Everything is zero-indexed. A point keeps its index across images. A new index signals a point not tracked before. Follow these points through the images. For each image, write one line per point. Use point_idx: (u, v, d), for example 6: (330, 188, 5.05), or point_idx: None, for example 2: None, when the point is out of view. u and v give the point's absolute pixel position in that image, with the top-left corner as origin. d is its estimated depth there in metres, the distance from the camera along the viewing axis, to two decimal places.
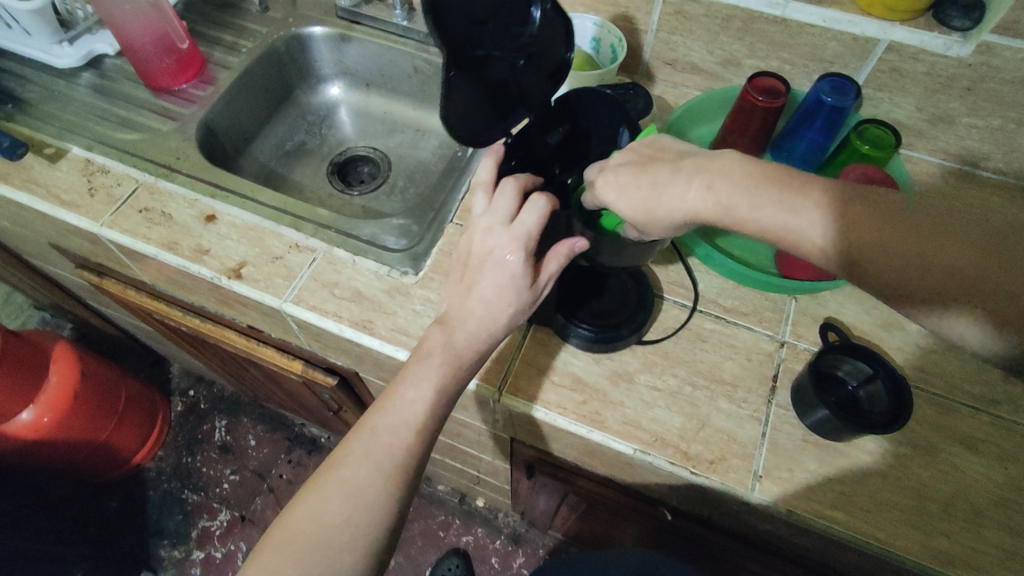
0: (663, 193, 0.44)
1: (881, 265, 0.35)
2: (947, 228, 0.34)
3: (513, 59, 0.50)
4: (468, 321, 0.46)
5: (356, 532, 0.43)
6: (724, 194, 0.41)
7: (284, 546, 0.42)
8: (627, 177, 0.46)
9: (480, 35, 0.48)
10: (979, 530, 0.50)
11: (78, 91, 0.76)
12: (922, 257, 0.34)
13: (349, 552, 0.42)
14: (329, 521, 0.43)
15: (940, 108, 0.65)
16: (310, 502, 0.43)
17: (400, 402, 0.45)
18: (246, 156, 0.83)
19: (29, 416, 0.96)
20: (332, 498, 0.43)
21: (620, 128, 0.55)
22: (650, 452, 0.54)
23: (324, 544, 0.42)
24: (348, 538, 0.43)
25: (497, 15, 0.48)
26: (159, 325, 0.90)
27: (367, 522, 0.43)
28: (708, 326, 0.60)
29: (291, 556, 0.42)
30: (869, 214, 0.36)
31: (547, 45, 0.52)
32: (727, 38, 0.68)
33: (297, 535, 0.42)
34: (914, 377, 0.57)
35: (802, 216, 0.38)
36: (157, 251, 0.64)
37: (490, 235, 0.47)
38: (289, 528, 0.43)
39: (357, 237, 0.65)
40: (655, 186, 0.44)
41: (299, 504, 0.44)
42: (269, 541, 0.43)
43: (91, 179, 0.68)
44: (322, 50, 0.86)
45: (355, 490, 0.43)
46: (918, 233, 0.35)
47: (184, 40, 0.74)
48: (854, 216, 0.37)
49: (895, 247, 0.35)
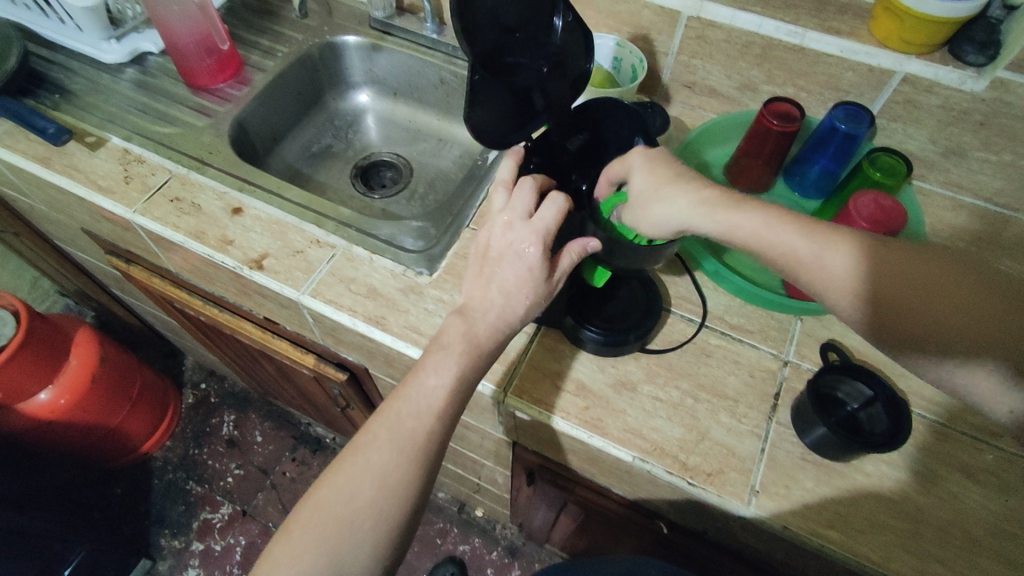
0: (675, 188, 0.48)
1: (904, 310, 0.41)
2: (962, 279, 0.40)
3: (538, 67, 0.54)
4: (489, 311, 0.47)
5: (378, 515, 0.43)
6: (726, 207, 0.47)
7: (306, 530, 0.42)
8: (648, 161, 0.50)
9: (511, 43, 0.51)
10: (976, 560, 0.50)
11: (122, 85, 0.80)
12: (939, 306, 0.40)
13: (370, 534, 0.43)
14: (352, 503, 0.43)
15: (953, 141, 0.66)
16: (332, 486, 0.43)
17: (422, 388, 0.46)
18: (274, 155, 0.86)
19: (47, 396, 0.99)
20: (355, 481, 0.43)
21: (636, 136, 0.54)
22: (649, 461, 0.54)
23: (347, 526, 0.42)
24: (371, 521, 0.43)
25: (526, 24, 0.52)
26: (179, 314, 0.93)
27: (389, 505, 0.43)
28: (714, 342, 0.61)
29: (313, 539, 0.42)
30: (896, 275, 0.41)
31: (569, 53, 0.54)
32: (745, 63, 0.70)
33: (320, 516, 0.42)
34: (917, 404, 0.57)
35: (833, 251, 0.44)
36: (185, 238, 0.67)
37: (510, 229, 0.49)
38: (311, 511, 0.43)
39: (375, 236, 0.67)
40: (670, 179, 0.49)
41: (320, 487, 0.44)
42: (291, 524, 0.43)
43: (127, 168, 0.71)
44: (354, 58, 0.90)
45: (378, 474, 0.43)
46: (936, 282, 0.40)
47: (225, 41, 0.78)
48: (883, 272, 0.42)
49: (916, 292, 0.41)
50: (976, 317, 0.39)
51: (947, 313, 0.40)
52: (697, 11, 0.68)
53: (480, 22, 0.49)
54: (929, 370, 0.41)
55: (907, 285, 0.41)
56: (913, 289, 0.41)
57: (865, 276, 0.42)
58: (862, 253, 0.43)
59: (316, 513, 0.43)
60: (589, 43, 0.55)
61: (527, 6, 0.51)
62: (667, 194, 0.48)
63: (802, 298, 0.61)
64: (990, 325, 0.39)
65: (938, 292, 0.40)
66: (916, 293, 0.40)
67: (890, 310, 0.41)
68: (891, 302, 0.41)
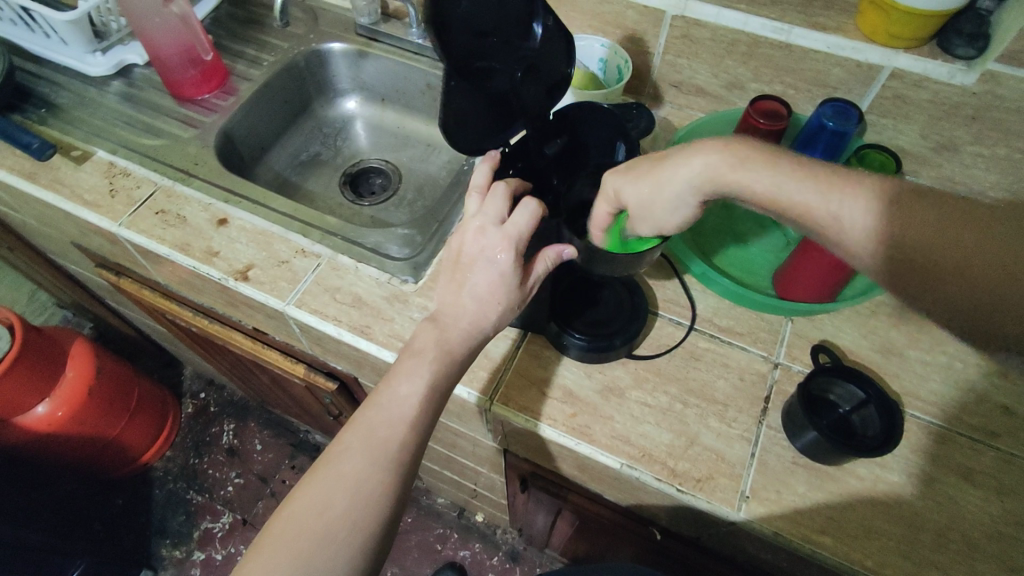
0: (654, 183, 0.44)
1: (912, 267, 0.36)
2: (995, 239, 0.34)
3: (512, 71, 0.52)
4: (461, 318, 0.47)
5: (353, 526, 0.42)
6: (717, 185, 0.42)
7: (279, 544, 0.41)
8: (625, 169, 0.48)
9: (486, 48, 0.50)
10: (972, 564, 0.49)
11: (108, 98, 0.79)
12: (954, 276, 0.35)
13: (346, 546, 0.42)
14: (325, 516, 0.42)
15: (945, 136, 0.65)
16: (306, 499, 0.43)
17: (394, 396, 0.45)
18: (261, 164, 0.86)
19: (44, 410, 0.99)
20: (329, 491, 0.43)
21: (615, 140, 0.55)
22: (637, 467, 0.53)
23: (321, 539, 0.41)
24: (346, 532, 0.42)
25: (501, 29, 0.50)
26: (172, 325, 0.93)
27: (363, 516, 0.43)
28: (703, 345, 0.60)
29: (286, 553, 0.41)
30: (909, 243, 0.36)
31: (546, 59, 0.54)
32: (732, 62, 0.69)
33: (292, 531, 0.42)
34: (911, 404, 0.56)
35: (852, 196, 0.37)
36: (170, 251, 0.66)
37: (483, 234, 0.48)
38: (284, 524, 0.42)
39: (361, 244, 0.66)
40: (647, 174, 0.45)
41: (293, 502, 0.43)
42: (264, 540, 0.42)
43: (113, 181, 0.71)
44: (341, 65, 0.89)
45: (350, 484, 0.43)
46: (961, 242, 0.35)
47: (209, 52, 0.78)
48: (895, 242, 0.36)
49: (930, 249, 0.35)
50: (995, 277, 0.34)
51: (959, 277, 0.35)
52: (681, 10, 0.67)
53: (453, 26, 0.48)
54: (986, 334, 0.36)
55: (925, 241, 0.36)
56: (927, 260, 0.35)
57: (883, 229, 0.37)
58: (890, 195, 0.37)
59: (289, 527, 0.42)
60: (570, 48, 0.55)
61: (500, 8, 0.50)
62: (650, 190, 0.44)
63: (794, 297, 0.61)
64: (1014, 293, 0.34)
65: (961, 252, 0.35)
66: (927, 265, 0.35)
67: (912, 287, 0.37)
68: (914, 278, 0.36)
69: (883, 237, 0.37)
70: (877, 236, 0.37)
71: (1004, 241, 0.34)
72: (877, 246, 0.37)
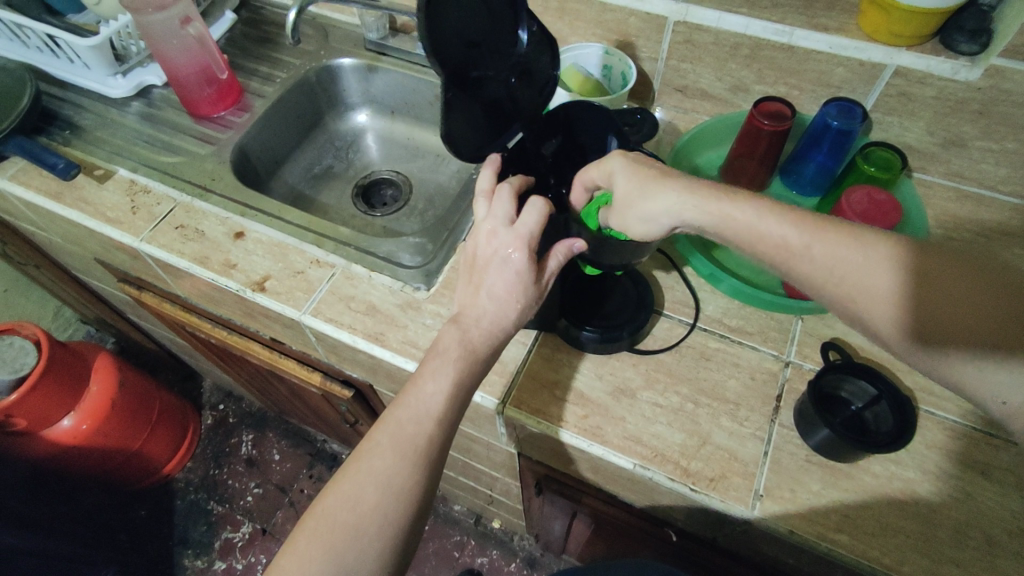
0: (657, 191, 0.46)
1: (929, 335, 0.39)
2: (1005, 278, 0.38)
3: (506, 78, 0.55)
4: (480, 317, 0.47)
5: (382, 521, 0.43)
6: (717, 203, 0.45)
7: (313, 540, 0.42)
8: (632, 163, 0.48)
9: (477, 57, 0.52)
10: (991, 560, 0.49)
11: (128, 119, 0.82)
12: (958, 298, 0.38)
13: (376, 540, 0.43)
14: (357, 510, 0.43)
15: (952, 132, 0.65)
16: (337, 494, 0.44)
17: (420, 395, 0.46)
18: (276, 178, 0.88)
19: (69, 423, 1.02)
20: (359, 488, 0.43)
21: (608, 136, 0.56)
22: (650, 467, 0.54)
23: (352, 532, 0.42)
24: (377, 527, 0.43)
25: (489, 38, 0.52)
26: (192, 337, 0.95)
27: (392, 510, 0.43)
28: (712, 345, 0.61)
29: (320, 547, 0.42)
30: (937, 271, 0.39)
31: (536, 64, 0.56)
32: (735, 65, 0.70)
33: (326, 523, 0.43)
34: (925, 401, 0.56)
35: (868, 261, 0.41)
36: (189, 264, 0.68)
37: (495, 236, 0.49)
38: (317, 520, 0.43)
39: (374, 254, 0.68)
40: (657, 178, 0.47)
41: (325, 498, 0.44)
42: (298, 536, 0.43)
43: (134, 198, 0.74)
44: (350, 81, 0.92)
45: (381, 479, 0.44)
46: (975, 307, 0.38)
47: (224, 71, 0.80)
48: (926, 271, 0.39)
49: (952, 307, 0.38)
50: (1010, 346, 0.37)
51: (977, 310, 0.38)
52: (683, 15, 0.68)
53: (445, 36, 0.49)
54: (957, 369, 0.39)
55: (942, 311, 0.38)
56: (943, 288, 0.39)
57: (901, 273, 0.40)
58: (905, 263, 0.40)
59: (322, 523, 0.43)
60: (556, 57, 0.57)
61: (487, 19, 0.52)
62: (654, 195, 0.46)
63: (801, 296, 0.61)
64: (1001, 318, 0.37)
65: (982, 320, 0.37)
66: (942, 291, 0.38)
67: (923, 310, 0.39)
68: (932, 303, 0.39)
69: (902, 307, 0.40)
70: (898, 303, 0.40)
71: (1013, 304, 0.37)
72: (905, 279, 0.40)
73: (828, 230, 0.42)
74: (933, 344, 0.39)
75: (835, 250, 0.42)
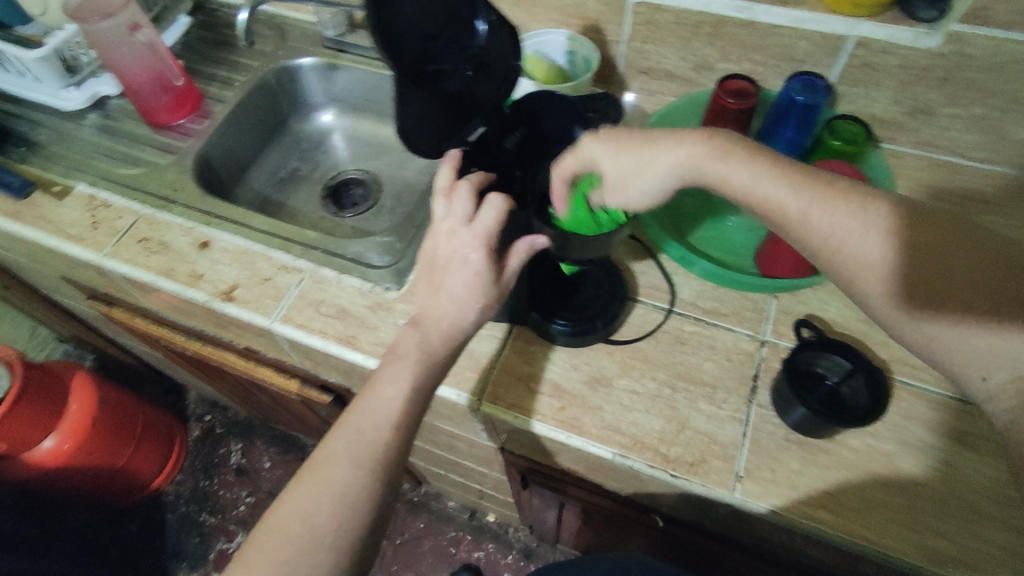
0: (653, 157, 0.48)
1: (921, 298, 0.40)
2: (999, 254, 0.39)
3: (462, 71, 0.53)
4: (441, 319, 0.47)
5: (338, 531, 0.42)
6: (710, 160, 0.46)
7: (264, 553, 0.41)
8: (621, 138, 0.49)
9: (434, 51, 0.52)
10: (972, 527, 0.49)
11: (85, 132, 0.80)
12: (948, 269, 0.39)
13: (330, 553, 0.41)
14: (313, 519, 0.42)
15: (919, 100, 0.65)
16: (291, 504, 0.42)
17: (379, 399, 0.45)
18: (242, 185, 0.86)
19: (51, 443, 1.00)
20: (314, 496, 0.42)
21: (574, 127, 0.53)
22: (630, 456, 0.54)
23: (305, 544, 0.41)
24: (332, 539, 0.42)
25: (446, 30, 0.52)
26: (168, 350, 0.93)
27: (348, 520, 0.42)
28: (687, 328, 0.60)
29: (272, 560, 0.40)
30: (929, 243, 0.40)
31: (498, 55, 0.54)
32: (698, 44, 0.69)
33: (280, 535, 0.41)
34: (901, 371, 0.56)
35: (856, 221, 0.42)
36: (155, 277, 0.67)
37: (454, 236, 0.48)
38: (270, 533, 0.42)
39: (342, 255, 0.67)
40: (650, 146, 0.48)
41: (278, 509, 0.42)
42: (248, 552, 0.41)
43: (94, 214, 0.72)
44: (312, 80, 0.90)
45: (338, 487, 0.43)
46: (972, 274, 0.39)
47: (179, 77, 0.78)
48: (915, 239, 0.41)
49: (941, 280, 0.39)
50: (1001, 315, 0.37)
51: (966, 278, 0.39)
52: None
53: (397, 32, 0.49)
54: (941, 338, 0.39)
55: (935, 273, 0.40)
56: (934, 259, 0.40)
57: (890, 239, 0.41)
58: (891, 228, 0.41)
59: (273, 536, 0.41)
60: (517, 44, 0.55)
61: (445, 10, 0.51)
62: (648, 164, 0.48)
63: (773, 274, 0.61)
64: (994, 289, 0.38)
65: (975, 285, 0.38)
66: (931, 260, 0.40)
67: (913, 277, 0.40)
68: (922, 274, 0.40)
69: (891, 265, 0.41)
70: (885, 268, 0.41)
71: (1007, 279, 0.38)
72: (894, 243, 0.41)
73: (820, 191, 0.44)
74: (921, 305, 0.40)
75: (826, 202, 0.43)
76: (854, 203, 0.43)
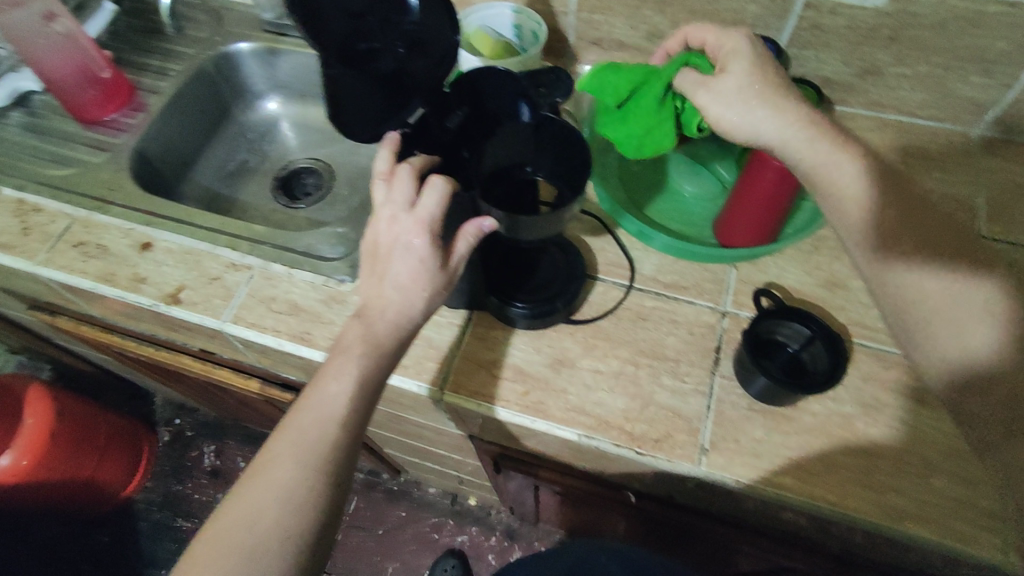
0: (740, 101, 0.50)
1: (888, 249, 0.45)
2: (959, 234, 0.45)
3: (394, 48, 0.53)
4: (386, 309, 0.45)
5: (285, 534, 0.41)
6: (773, 121, 0.49)
7: (207, 563, 0.39)
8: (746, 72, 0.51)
9: (364, 30, 0.52)
10: (929, 483, 0.50)
11: (9, 132, 0.75)
12: (916, 232, 0.44)
13: (278, 557, 0.40)
14: (256, 524, 0.40)
15: (868, 60, 0.64)
16: (234, 510, 0.41)
17: (323, 397, 0.44)
18: (186, 180, 0.83)
19: (7, 460, 0.97)
20: (257, 502, 0.41)
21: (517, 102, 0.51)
22: (595, 436, 0.53)
23: (250, 550, 0.40)
24: (279, 543, 0.40)
25: (375, 8, 0.53)
26: (122, 357, 0.90)
27: (294, 523, 0.41)
28: (648, 304, 0.60)
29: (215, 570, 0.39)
30: (898, 206, 0.45)
31: (432, 32, 0.54)
32: (647, 11, 0.68)
33: (223, 542, 0.40)
34: (858, 334, 0.57)
35: (847, 174, 0.47)
36: (94, 283, 0.64)
37: (395, 222, 0.46)
38: (212, 540, 0.40)
39: (292, 249, 0.64)
40: (745, 91, 0.50)
41: (221, 516, 0.41)
42: (190, 561, 0.40)
43: (25, 219, 0.68)
44: (252, 66, 0.86)
45: (282, 489, 0.41)
46: (934, 236, 0.44)
47: (105, 69, 0.74)
48: (890, 201, 0.46)
49: (905, 236, 0.45)
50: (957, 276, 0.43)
51: (927, 240, 0.44)
52: None
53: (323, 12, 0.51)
54: (903, 281, 0.44)
55: (902, 227, 0.45)
56: (908, 222, 0.45)
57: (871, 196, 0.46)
58: (876, 187, 0.46)
59: (216, 544, 0.40)
60: (452, 17, 0.53)
61: None
62: (735, 106, 0.51)
63: (735, 243, 0.61)
64: (952, 255, 0.44)
65: (939, 248, 0.44)
66: (906, 222, 0.45)
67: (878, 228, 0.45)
68: (890, 229, 0.45)
69: (867, 216, 0.46)
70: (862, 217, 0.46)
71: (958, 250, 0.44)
72: (881, 200, 0.46)
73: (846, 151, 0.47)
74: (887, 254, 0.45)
75: (840, 158, 0.47)
76: (856, 161, 0.47)
